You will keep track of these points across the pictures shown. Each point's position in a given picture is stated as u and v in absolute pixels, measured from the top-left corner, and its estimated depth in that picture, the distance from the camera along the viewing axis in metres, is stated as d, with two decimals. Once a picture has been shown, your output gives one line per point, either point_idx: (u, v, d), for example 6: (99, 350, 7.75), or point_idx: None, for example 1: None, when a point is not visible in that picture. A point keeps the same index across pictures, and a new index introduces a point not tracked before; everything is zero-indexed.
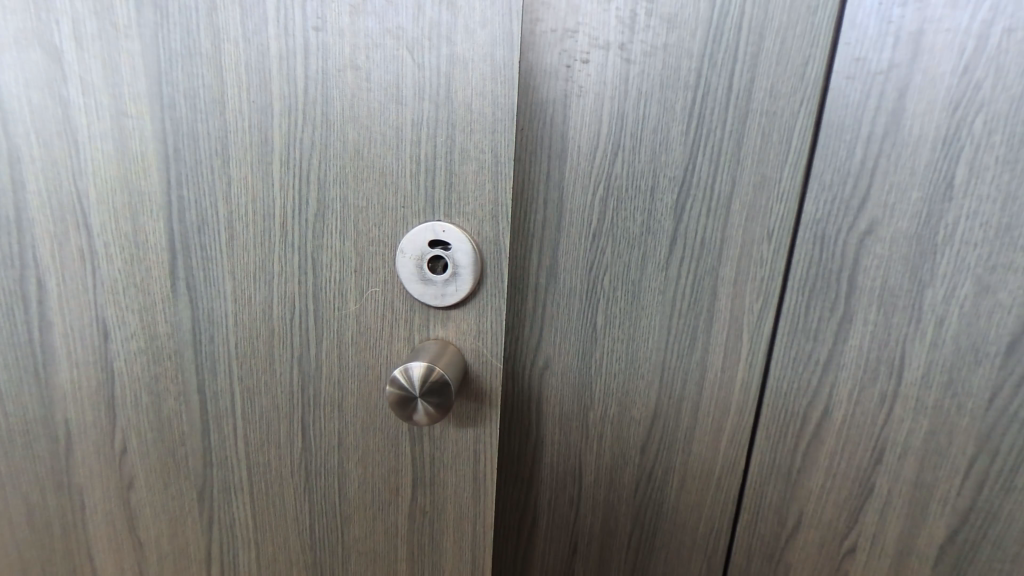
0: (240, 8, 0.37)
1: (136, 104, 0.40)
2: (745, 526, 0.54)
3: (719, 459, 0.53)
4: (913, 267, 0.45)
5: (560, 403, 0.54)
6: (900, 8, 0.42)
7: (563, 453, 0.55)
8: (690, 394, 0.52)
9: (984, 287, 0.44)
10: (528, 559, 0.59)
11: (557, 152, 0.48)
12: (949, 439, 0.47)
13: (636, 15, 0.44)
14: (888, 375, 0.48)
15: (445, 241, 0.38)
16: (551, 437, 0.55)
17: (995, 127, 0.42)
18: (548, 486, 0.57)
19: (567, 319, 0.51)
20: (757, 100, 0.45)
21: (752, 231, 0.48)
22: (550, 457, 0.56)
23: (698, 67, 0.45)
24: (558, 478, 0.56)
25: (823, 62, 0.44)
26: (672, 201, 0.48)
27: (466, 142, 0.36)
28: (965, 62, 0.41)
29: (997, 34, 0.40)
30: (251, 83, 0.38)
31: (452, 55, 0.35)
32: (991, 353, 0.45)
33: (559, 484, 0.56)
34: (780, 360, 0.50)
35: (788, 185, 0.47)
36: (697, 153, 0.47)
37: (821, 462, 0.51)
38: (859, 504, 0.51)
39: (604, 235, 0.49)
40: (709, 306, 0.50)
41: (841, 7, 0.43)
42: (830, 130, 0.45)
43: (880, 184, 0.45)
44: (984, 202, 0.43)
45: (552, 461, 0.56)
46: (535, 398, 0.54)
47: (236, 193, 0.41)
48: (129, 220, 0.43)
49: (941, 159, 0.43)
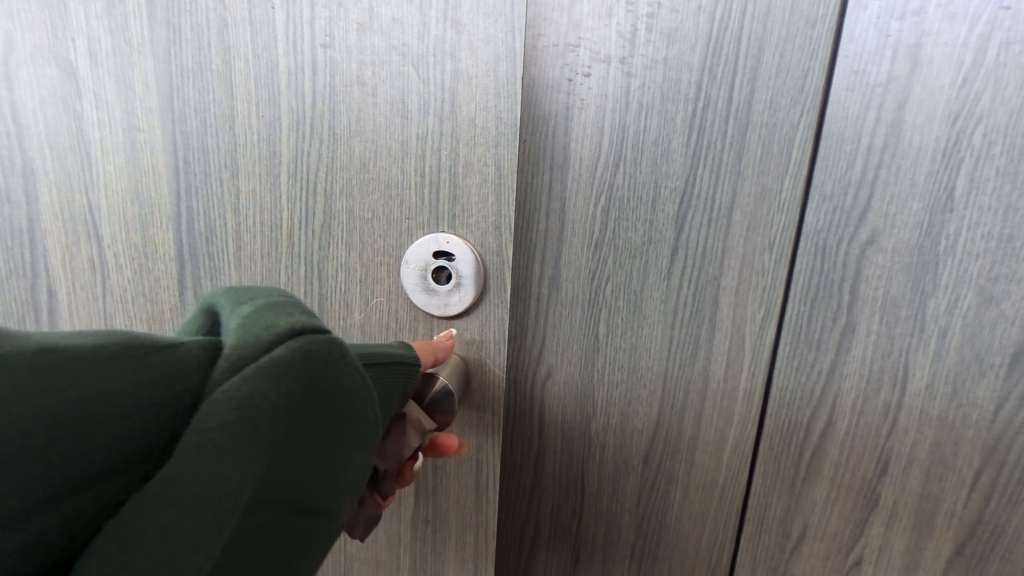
0: (250, 25, 0.38)
1: (147, 118, 0.41)
2: (749, 537, 0.54)
3: (722, 469, 0.53)
4: (915, 277, 0.45)
5: (562, 412, 0.54)
6: (897, 22, 0.42)
7: (565, 463, 0.55)
8: (692, 403, 0.52)
9: (987, 297, 0.44)
10: (530, 568, 0.59)
11: (559, 163, 0.48)
12: (954, 451, 0.46)
13: (637, 30, 0.45)
14: (892, 386, 0.47)
15: (449, 252, 0.38)
16: (553, 446, 0.55)
17: (994, 139, 0.42)
18: (550, 495, 0.56)
19: (570, 327, 0.51)
20: (757, 111, 0.46)
21: (753, 241, 0.48)
22: (553, 465, 0.55)
23: (698, 80, 0.46)
24: (560, 487, 0.56)
25: (822, 74, 0.45)
26: (673, 211, 0.48)
27: (469, 155, 0.37)
28: (963, 75, 0.42)
29: (995, 48, 0.41)
30: (260, 98, 0.39)
31: (456, 71, 0.36)
32: (995, 364, 0.44)
33: (561, 493, 0.56)
34: (782, 369, 0.50)
35: (789, 196, 0.47)
36: (697, 164, 0.47)
37: (824, 473, 0.51)
38: (864, 516, 0.50)
39: (606, 244, 0.49)
40: (711, 315, 0.50)
41: (840, 21, 0.44)
42: (829, 141, 0.46)
43: (880, 195, 0.45)
44: (985, 212, 0.43)
45: (555, 469, 0.56)
46: (537, 407, 0.54)
47: (244, 204, 0.41)
48: (139, 231, 0.44)
49: (941, 170, 0.43)
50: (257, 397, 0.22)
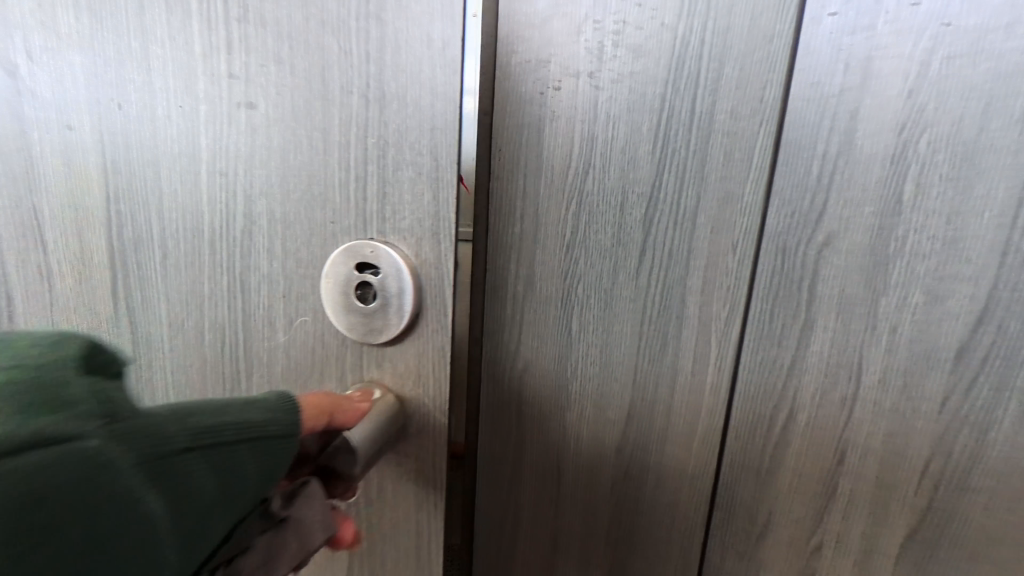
0: (165, 25, 0.42)
1: (76, 125, 0.46)
2: (720, 523, 0.57)
3: (692, 459, 0.56)
4: (868, 277, 0.48)
5: (539, 405, 0.57)
6: (849, 38, 0.45)
7: (543, 453, 0.58)
8: (662, 397, 0.55)
9: (934, 295, 0.46)
10: (511, 553, 0.62)
11: (532, 170, 0.51)
12: (907, 442, 0.49)
13: (604, 46, 0.48)
14: (848, 380, 0.50)
15: (375, 265, 0.41)
16: (532, 437, 0.58)
17: (938, 147, 0.44)
18: (529, 484, 0.60)
19: (545, 325, 0.55)
20: (719, 121, 0.49)
21: (718, 243, 0.51)
22: (531, 455, 0.59)
23: (663, 93, 0.49)
24: (538, 476, 0.59)
25: (781, 86, 0.48)
26: (641, 215, 0.51)
27: (408, 133, 0.39)
28: (910, 87, 0.44)
29: (939, 61, 0.43)
30: (183, 96, 0.43)
31: (427, 88, 0.39)
32: (942, 359, 0.47)
33: (540, 482, 0.59)
34: (747, 364, 0.53)
35: (751, 200, 0.50)
36: (663, 170, 0.50)
37: (786, 463, 0.54)
38: (823, 504, 0.53)
39: (577, 246, 0.52)
40: (678, 314, 0.53)
41: (796, 37, 0.46)
42: (788, 149, 0.48)
43: (835, 200, 0.48)
44: (931, 216, 0.45)
45: (533, 459, 0.59)
46: (515, 400, 0.57)
47: (165, 209, 0.45)
48: (78, 239, 0.48)
49: (891, 176, 0.46)
50: (5, 482, 0.21)
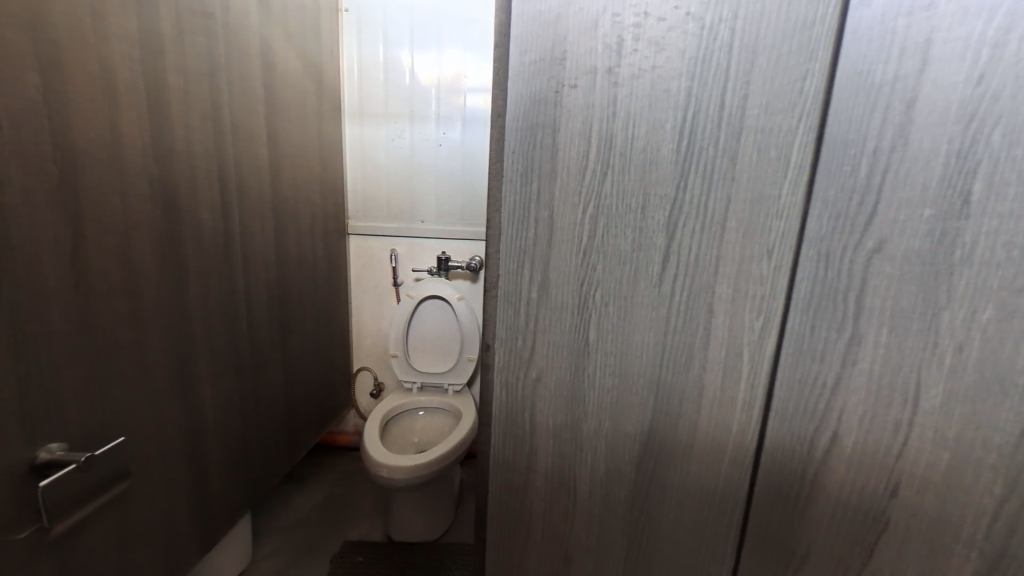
0: None
1: None
2: (749, 551, 0.53)
3: (720, 480, 0.52)
4: (926, 288, 0.43)
5: (553, 415, 0.55)
6: (904, 18, 0.40)
7: (557, 465, 0.56)
8: (686, 412, 0.52)
9: (1008, 310, 0.40)
10: (521, 563, 0.60)
11: (547, 172, 0.49)
12: (975, 476, 0.43)
13: (623, 41, 0.46)
14: (902, 403, 0.45)
15: None
16: (545, 448, 0.56)
17: (1016, 140, 0.38)
18: (541, 495, 0.57)
19: (559, 332, 0.52)
20: (751, 117, 0.45)
21: (749, 249, 0.48)
22: (544, 467, 0.56)
23: (688, 87, 0.45)
24: (552, 489, 0.57)
25: (823, 77, 0.43)
26: (663, 218, 0.48)
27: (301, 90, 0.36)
28: (979, 71, 0.39)
29: (1015, 41, 0.38)
30: None
31: None
32: (1020, 385, 0.41)
33: (553, 495, 0.57)
34: (784, 381, 0.49)
35: (789, 201, 0.46)
36: (688, 171, 0.47)
37: (828, 491, 0.49)
38: (871, 538, 0.47)
39: (595, 251, 0.50)
40: (705, 324, 0.50)
41: (841, 21, 0.42)
42: (833, 147, 0.44)
43: (888, 201, 0.43)
44: (1005, 218, 0.39)
45: (547, 471, 0.56)
46: (528, 408, 0.55)
47: None
48: None
49: (955, 173, 0.40)
50: None
